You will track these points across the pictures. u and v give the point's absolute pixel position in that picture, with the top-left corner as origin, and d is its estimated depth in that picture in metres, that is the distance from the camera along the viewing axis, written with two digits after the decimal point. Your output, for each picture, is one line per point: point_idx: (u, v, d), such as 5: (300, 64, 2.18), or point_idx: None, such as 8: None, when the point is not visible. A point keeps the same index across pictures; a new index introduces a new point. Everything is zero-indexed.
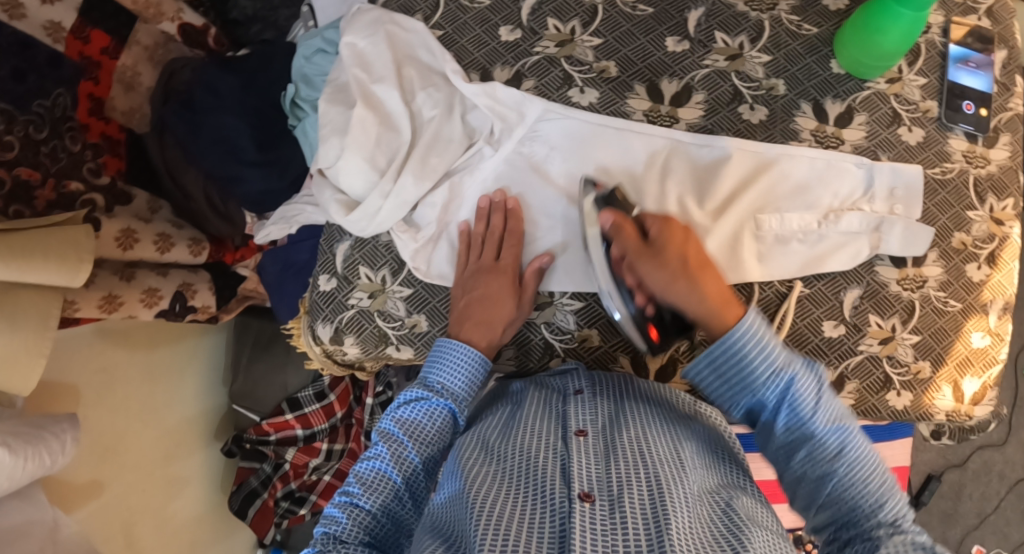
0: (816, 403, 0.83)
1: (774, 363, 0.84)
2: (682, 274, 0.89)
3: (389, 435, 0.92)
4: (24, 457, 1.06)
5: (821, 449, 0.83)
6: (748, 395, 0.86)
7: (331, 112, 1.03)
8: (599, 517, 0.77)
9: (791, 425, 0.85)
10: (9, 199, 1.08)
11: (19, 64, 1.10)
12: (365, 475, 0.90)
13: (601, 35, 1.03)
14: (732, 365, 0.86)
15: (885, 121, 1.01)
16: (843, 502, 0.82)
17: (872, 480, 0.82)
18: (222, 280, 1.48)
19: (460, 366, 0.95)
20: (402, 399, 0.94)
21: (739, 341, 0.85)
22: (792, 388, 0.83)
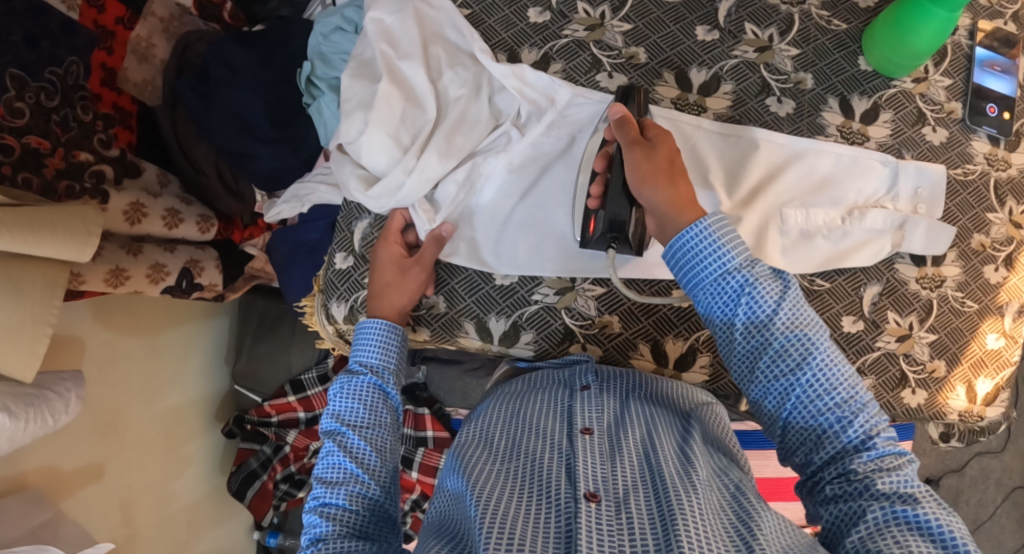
0: (778, 309, 0.80)
1: (733, 261, 0.81)
2: (664, 173, 0.84)
3: (333, 433, 0.92)
4: (25, 420, 1.03)
5: (783, 358, 0.79)
6: (705, 289, 0.82)
7: (355, 86, 1.02)
8: (604, 519, 0.76)
9: (750, 327, 0.81)
10: (17, 165, 1.07)
11: (32, 29, 1.07)
12: (326, 479, 0.89)
13: (631, 21, 1.02)
14: (685, 254, 0.82)
15: (910, 120, 1.02)
16: (809, 425, 0.80)
17: (843, 392, 0.79)
18: (229, 258, 1.45)
19: (373, 342, 0.96)
20: (331, 396, 0.94)
21: (695, 235, 0.81)
22: (751, 289, 0.80)
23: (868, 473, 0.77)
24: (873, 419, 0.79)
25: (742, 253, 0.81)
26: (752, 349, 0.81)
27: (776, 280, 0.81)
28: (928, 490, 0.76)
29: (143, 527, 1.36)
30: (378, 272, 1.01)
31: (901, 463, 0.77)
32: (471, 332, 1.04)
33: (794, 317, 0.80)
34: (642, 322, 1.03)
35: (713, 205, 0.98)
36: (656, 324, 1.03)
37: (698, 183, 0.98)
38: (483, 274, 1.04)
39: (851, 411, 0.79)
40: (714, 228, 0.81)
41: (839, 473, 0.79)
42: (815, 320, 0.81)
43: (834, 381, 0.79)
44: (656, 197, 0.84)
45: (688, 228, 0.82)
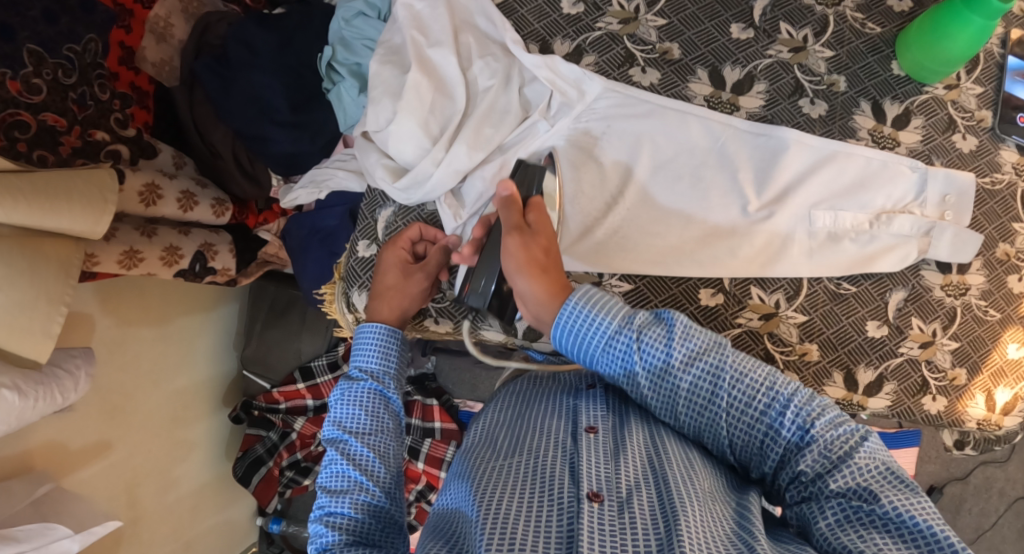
0: (670, 351, 0.82)
1: (616, 324, 0.83)
2: (538, 264, 0.84)
3: (334, 442, 0.90)
4: (34, 398, 1.02)
5: (693, 390, 0.82)
6: (603, 361, 0.84)
7: (383, 73, 1.00)
8: (606, 519, 0.76)
9: (654, 373, 0.83)
10: (33, 142, 1.05)
11: (50, 5, 1.06)
12: (329, 489, 0.87)
13: (666, 15, 1.01)
14: (570, 337, 0.84)
15: (941, 127, 1.02)
16: (746, 438, 0.81)
17: (762, 397, 0.80)
18: (243, 242, 1.44)
19: (371, 347, 0.95)
20: (332, 402, 0.93)
21: (569, 316, 0.83)
22: (641, 341, 0.82)
23: (818, 470, 0.77)
24: (806, 408, 0.79)
25: (620, 313, 0.84)
26: (666, 394, 0.83)
27: (661, 326, 0.84)
28: (887, 472, 0.76)
29: (148, 510, 1.35)
30: (382, 274, 1.00)
31: (851, 445, 0.77)
32: (494, 325, 1.04)
33: (689, 351, 0.82)
34: None
35: (741, 205, 0.99)
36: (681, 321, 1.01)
37: (727, 184, 0.99)
38: None
39: (777, 411, 0.79)
40: (586, 301, 0.84)
41: (791, 478, 0.79)
42: (713, 343, 0.83)
43: (747, 396, 0.81)
44: (528, 286, 0.84)
45: (561, 311, 0.84)
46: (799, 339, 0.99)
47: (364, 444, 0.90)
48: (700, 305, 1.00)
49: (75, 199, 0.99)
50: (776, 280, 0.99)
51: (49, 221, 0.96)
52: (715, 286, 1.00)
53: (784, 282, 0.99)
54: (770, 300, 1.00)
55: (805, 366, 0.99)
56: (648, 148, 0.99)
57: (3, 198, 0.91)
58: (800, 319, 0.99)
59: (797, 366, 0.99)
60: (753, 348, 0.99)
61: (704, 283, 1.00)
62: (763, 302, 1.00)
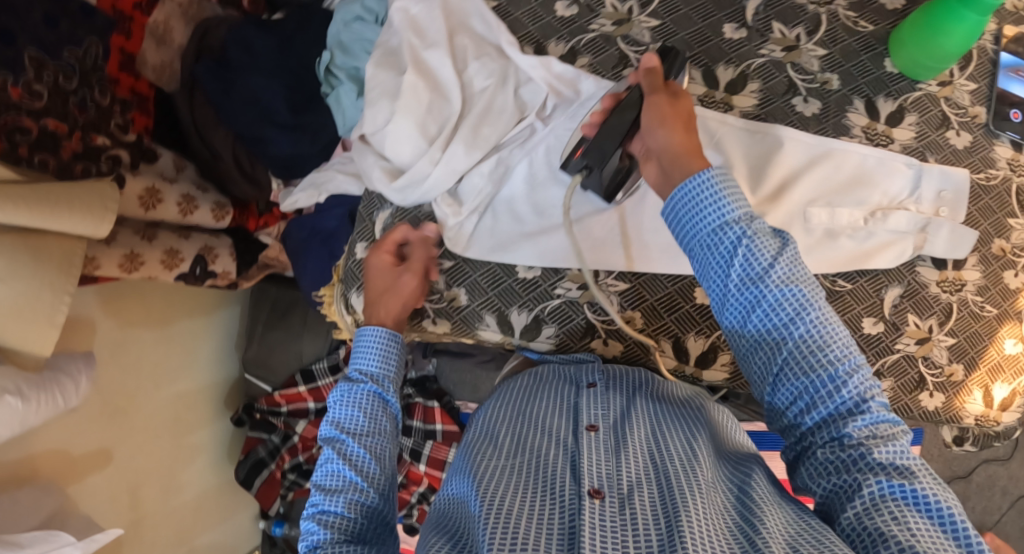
0: (774, 265, 0.74)
1: (730, 213, 0.75)
2: (681, 121, 0.81)
3: (331, 442, 0.91)
4: (36, 402, 1.03)
5: (776, 310, 0.74)
6: (701, 243, 0.77)
7: (380, 76, 1.01)
8: (609, 514, 0.76)
9: (747, 278, 0.75)
10: (33, 146, 1.06)
11: (51, 10, 1.06)
12: (325, 487, 0.88)
13: (659, 16, 1.02)
14: (682, 208, 0.77)
15: (934, 124, 1.02)
16: (806, 383, 0.74)
17: (843, 351, 0.73)
18: (243, 245, 1.45)
19: (371, 350, 0.95)
20: (331, 401, 0.94)
21: (693, 190, 0.76)
22: (749, 239, 0.74)
23: (864, 440, 0.72)
24: (868, 381, 0.74)
25: (737, 205, 0.76)
26: (751, 308, 0.75)
27: (771, 237, 0.76)
28: (923, 464, 0.72)
29: (151, 512, 1.36)
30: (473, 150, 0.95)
31: (894, 434, 0.73)
32: (492, 325, 1.03)
33: (790, 272, 0.74)
34: (665, 318, 1.00)
35: None
36: (678, 320, 1.01)
37: None
38: (506, 266, 1.03)
39: (846, 369, 0.73)
40: (718, 179, 0.76)
41: (829, 439, 0.74)
42: (811, 278, 0.75)
43: (832, 338, 0.73)
44: (665, 138, 0.80)
45: (688, 181, 0.77)
46: None
47: (361, 446, 0.90)
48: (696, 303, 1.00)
49: (77, 203, 1.01)
50: None
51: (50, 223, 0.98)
52: None
53: None
54: None
55: None
56: None
57: (5, 202, 0.93)
58: None
59: None
60: None
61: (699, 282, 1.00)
62: None
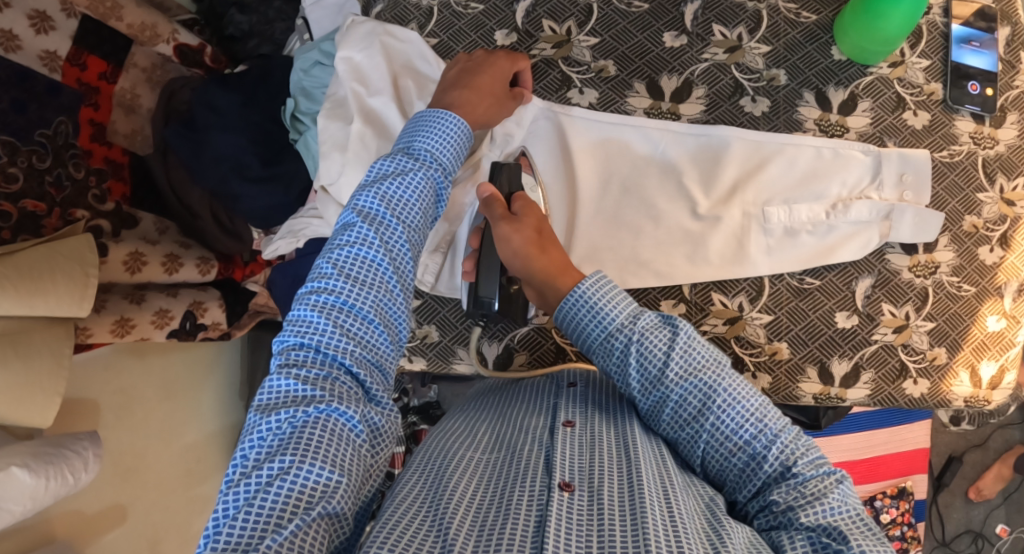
0: (668, 359, 0.79)
1: (618, 319, 0.82)
2: (534, 243, 0.88)
3: (369, 214, 0.82)
4: (45, 477, 1.04)
5: (681, 407, 0.79)
6: (600, 351, 0.84)
7: (331, 127, 1.04)
8: (576, 508, 0.74)
9: (645, 381, 0.80)
10: (15, 229, 1.09)
11: (19, 95, 1.10)
12: (346, 270, 0.81)
13: (597, 34, 1.02)
14: (573, 320, 0.85)
15: (889, 107, 1.00)
16: (726, 466, 0.78)
17: (750, 427, 0.77)
18: (233, 296, 1.47)
19: (445, 133, 0.87)
20: (387, 168, 0.85)
21: (574, 303, 0.84)
22: (637, 341, 0.80)
23: (790, 501, 0.74)
24: (790, 446, 0.76)
25: (627, 303, 0.83)
26: (654, 401, 0.81)
27: (667, 330, 0.81)
28: (860, 517, 0.73)
29: None
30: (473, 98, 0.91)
31: (828, 486, 0.74)
32: (466, 358, 1.04)
33: (687, 365, 0.79)
34: None
35: (690, 207, 0.99)
36: None
37: (673, 191, 0.99)
38: None
39: (764, 443, 0.76)
40: (596, 288, 0.84)
41: (761, 506, 0.77)
42: (714, 362, 0.79)
43: (738, 420, 0.77)
44: (524, 268, 0.88)
45: (570, 294, 0.85)
46: (767, 339, 0.99)
47: (394, 288, 0.82)
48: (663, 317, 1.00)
49: (61, 274, 1.02)
50: (737, 283, 0.99)
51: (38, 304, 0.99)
52: (676, 297, 1.00)
53: (745, 284, 0.99)
54: (733, 304, 0.99)
55: (777, 365, 0.99)
56: (586, 157, 1.00)
57: None
58: (766, 319, 0.99)
59: (769, 366, 0.98)
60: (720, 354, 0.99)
61: (664, 293, 1.00)
62: (727, 307, 0.99)
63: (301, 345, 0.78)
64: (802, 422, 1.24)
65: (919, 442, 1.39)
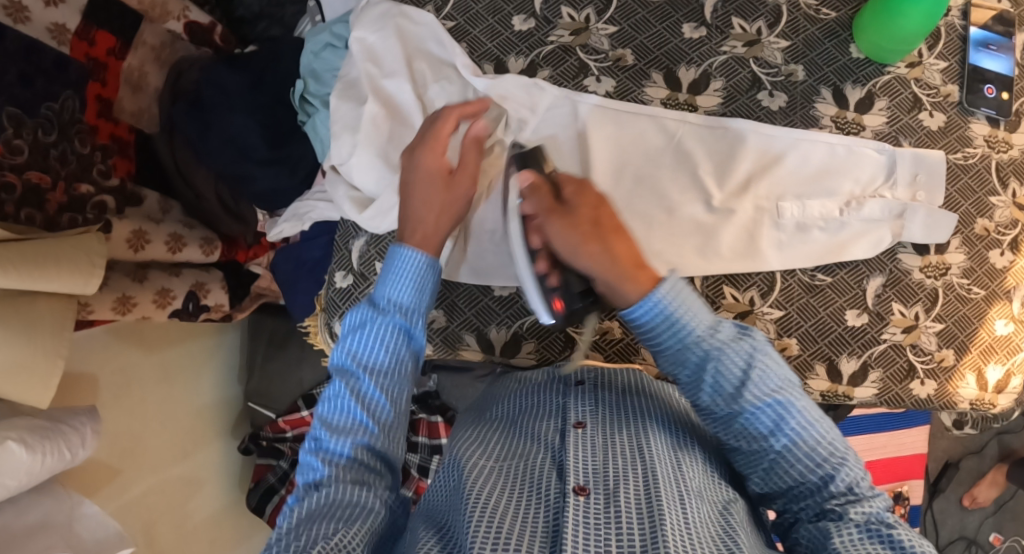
0: (744, 383, 0.75)
1: (697, 328, 0.77)
2: (593, 237, 0.80)
3: (363, 428, 0.80)
4: (41, 453, 1.03)
5: (755, 422, 0.75)
6: (671, 358, 0.79)
7: (342, 108, 1.03)
8: (592, 513, 0.74)
9: (721, 391, 0.76)
10: (19, 203, 1.06)
11: (25, 68, 1.06)
12: (333, 418, 0.81)
13: (616, 22, 1.01)
14: (647, 328, 0.79)
15: (906, 107, 1.00)
16: (789, 477, 0.75)
17: (821, 451, 0.74)
18: (234, 279, 1.47)
19: (406, 276, 0.84)
20: (358, 312, 0.84)
21: (650, 308, 0.78)
22: (719, 355, 0.76)
23: (848, 516, 0.72)
24: (854, 471, 0.74)
25: (704, 313, 0.79)
26: (724, 416, 0.77)
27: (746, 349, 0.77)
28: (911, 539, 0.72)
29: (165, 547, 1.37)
30: (424, 183, 0.89)
31: (873, 497, 0.74)
32: (472, 344, 1.03)
33: (768, 384, 0.75)
34: None
35: (705, 200, 0.99)
36: None
37: (688, 183, 0.99)
38: (481, 285, 1.03)
39: (836, 465, 0.74)
40: (675, 294, 0.78)
41: (814, 514, 0.75)
42: (786, 384, 0.76)
43: (808, 445, 0.75)
44: (592, 263, 0.80)
45: (645, 297, 0.78)
46: (777, 334, 0.98)
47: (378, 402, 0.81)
48: None
49: (64, 259, 1.00)
50: (749, 278, 0.99)
51: (41, 285, 0.97)
52: (687, 288, 1.00)
53: (757, 278, 0.99)
54: (744, 298, 0.99)
55: (787, 361, 0.98)
56: (600, 143, 1.00)
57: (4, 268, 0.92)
58: (777, 315, 0.98)
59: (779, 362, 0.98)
60: None
61: None
62: (738, 301, 0.99)
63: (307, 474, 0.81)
64: None
65: (916, 447, 1.39)
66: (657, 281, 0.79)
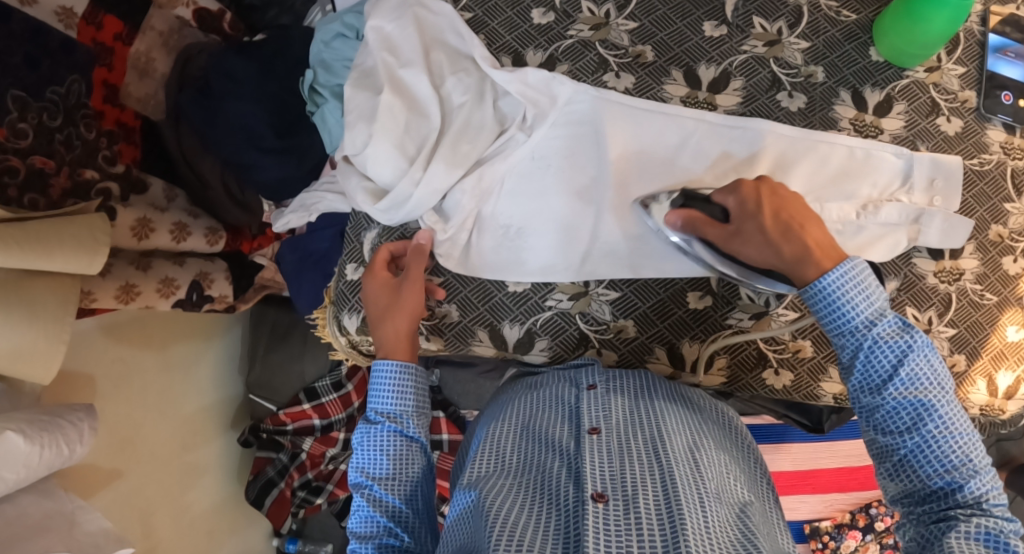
0: (896, 373, 0.77)
1: (872, 316, 0.78)
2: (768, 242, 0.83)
3: (388, 527, 0.86)
4: (40, 445, 1.02)
5: (896, 414, 0.77)
6: (838, 337, 0.80)
7: (357, 97, 0.99)
8: (612, 519, 0.73)
9: (871, 380, 0.78)
10: (23, 187, 1.04)
11: (32, 51, 1.05)
12: (364, 519, 0.87)
13: (636, 18, 1.01)
14: (827, 311, 0.79)
15: (924, 111, 1.00)
16: (917, 478, 0.77)
17: (953, 458, 0.75)
18: (238, 269, 1.45)
19: (386, 387, 0.92)
20: (354, 448, 0.91)
21: (829, 288, 0.79)
22: (881, 344, 0.77)
23: (964, 522, 0.73)
24: (986, 484, 0.75)
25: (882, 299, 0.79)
26: (867, 404, 0.79)
27: (902, 340, 0.77)
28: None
29: (162, 539, 1.35)
30: (372, 302, 0.99)
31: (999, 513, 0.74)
32: (485, 340, 1.03)
33: (921, 382, 0.76)
34: (657, 325, 1.01)
35: None
36: (672, 327, 1.01)
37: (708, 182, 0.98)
38: (496, 281, 1.02)
39: (965, 475, 0.75)
40: (860, 273, 0.79)
41: (934, 517, 0.76)
42: (936, 384, 0.77)
43: (942, 449, 0.76)
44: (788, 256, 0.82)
45: (826, 274, 0.79)
46: (791, 336, 1.00)
47: (397, 465, 0.89)
48: (689, 309, 1.01)
49: (68, 240, 0.98)
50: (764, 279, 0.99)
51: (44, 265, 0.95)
52: (703, 289, 1.00)
53: None
54: (759, 299, 0.99)
55: (800, 363, 1.00)
56: (620, 139, 0.99)
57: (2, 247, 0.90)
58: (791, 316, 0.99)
59: (792, 364, 1.00)
60: (744, 348, 1.01)
61: (693, 284, 1.00)
62: (753, 302, 1.00)
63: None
64: (805, 426, 1.23)
65: None
66: (845, 261, 0.80)
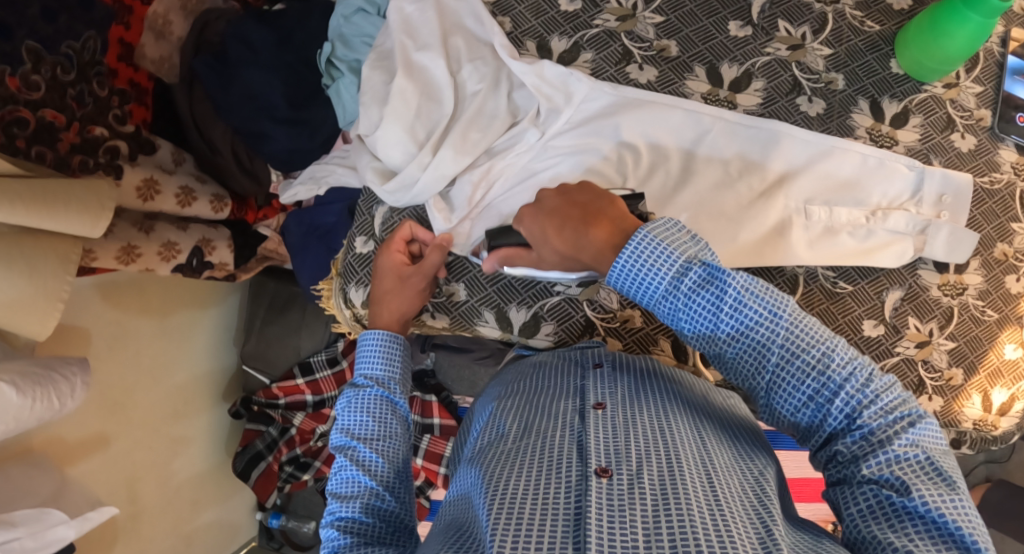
0: (718, 321, 0.77)
1: (673, 273, 0.77)
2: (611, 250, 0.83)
3: (372, 488, 0.84)
4: (32, 397, 1.00)
5: (738, 364, 0.78)
6: (659, 304, 0.79)
7: (373, 78, 1.02)
8: (614, 494, 0.73)
9: (701, 338, 0.79)
10: (31, 139, 1.01)
11: (49, 2, 1.00)
12: (346, 481, 0.85)
13: (663, 13, 1.01)
14: (629, 282, 0.79)
15: (939, 126, 1.01)
16: (788, 419, 0.77)
17: (812, 383, 0.74)
18: (241, 239, 1.42)
19: (375, 353, 0.93)
20: (339, 410, 0.90)
21: (625, 261, 0.79)
22: (695, 298, 0.77)
23: (855, 453, 0.73)
24: (857, 396, 0.74)
25: (690, 248, 0.79)
26: (708, 352, 0.79)
27: (713, 287, 0.77)
28: (928, 463, 0.71)
29: (148, 504, 1.35)
30: (379, 279, 0.99)
31: (894, 431, 0.73)
32: (490, 321, 1.04)
33: (743, 324, 0.76)
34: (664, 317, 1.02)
35: (736, 198, 0.99)
36: None
37: (720, 181, 0.99)
38: None
39: (828, 395, 0.74)
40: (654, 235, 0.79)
41: (829, 457, 0.76)
42: (769, 316, 0.76)
43: (796, 380, 0.75)
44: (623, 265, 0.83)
45: (620, 254, 0.79)
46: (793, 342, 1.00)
47: (383, 430, 0.88)
48: None
49: (74, 201, 0.94)
50: (771, 278, 1.00)
51: (48, 224, 0.92)
52: None
53: (780, 280, 1.00)
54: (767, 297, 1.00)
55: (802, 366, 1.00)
56: (635, 128, 0.99)
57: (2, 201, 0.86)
58: None
59: None
60: None
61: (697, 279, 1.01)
62: None
63: (334, 517, 0.83)
64: None
65: None
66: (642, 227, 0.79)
